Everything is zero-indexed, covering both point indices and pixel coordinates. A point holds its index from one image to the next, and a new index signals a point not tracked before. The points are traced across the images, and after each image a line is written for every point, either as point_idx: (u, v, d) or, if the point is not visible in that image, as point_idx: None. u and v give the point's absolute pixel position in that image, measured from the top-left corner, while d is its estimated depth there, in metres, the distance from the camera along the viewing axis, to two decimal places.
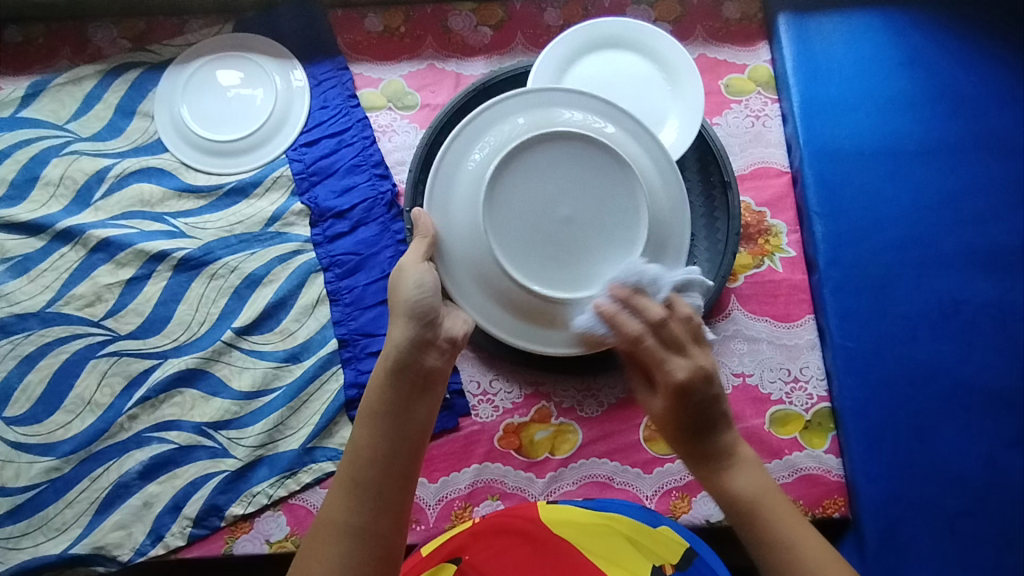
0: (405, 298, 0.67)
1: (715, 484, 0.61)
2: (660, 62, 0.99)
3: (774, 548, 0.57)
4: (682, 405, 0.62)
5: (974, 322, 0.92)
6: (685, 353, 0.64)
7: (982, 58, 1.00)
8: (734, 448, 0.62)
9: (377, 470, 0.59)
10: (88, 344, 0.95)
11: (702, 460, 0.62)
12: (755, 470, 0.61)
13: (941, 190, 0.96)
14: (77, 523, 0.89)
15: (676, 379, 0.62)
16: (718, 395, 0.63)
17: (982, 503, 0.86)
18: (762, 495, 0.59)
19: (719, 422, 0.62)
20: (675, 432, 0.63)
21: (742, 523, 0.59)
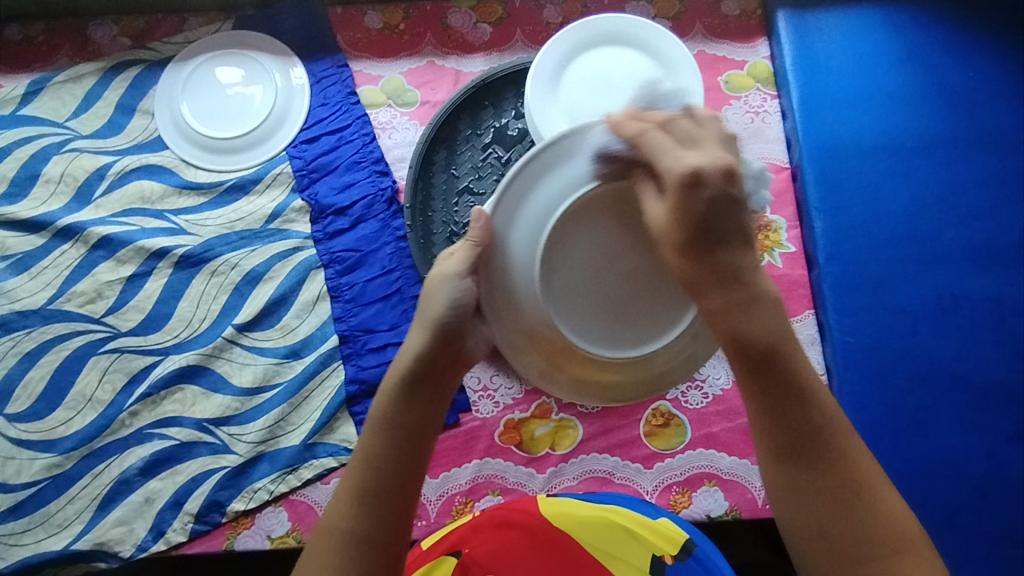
0: (434, 311, 0.58)
1: (726, 314, 0.52)
2: (660, 58, 0.99)
3: (790, 390, 0.52)
4: (694, 206, 0.50)
5: (974, 317, 0.92)
6: (695, 147, 0.53)
7: (981, 53, 1.00)
8: (750, 277, 0.52)
9: (389, 482, 0.55)
10: (89, 340, 0.95)
11: (711, 280, 0.51)
12: (764, 309, 0.52)
13: (940, 186, 0.97)
14: (78, 520, 0.89)
15: (686, 169, 0.50)
16: (739, 201, 0.51)
17: (983, 497, 0.86)
18: (779, 341, 0.52)
19: (732, 237, 0.52)
20: (681, 246, 0.51)
21: (756, 368, 0.52)
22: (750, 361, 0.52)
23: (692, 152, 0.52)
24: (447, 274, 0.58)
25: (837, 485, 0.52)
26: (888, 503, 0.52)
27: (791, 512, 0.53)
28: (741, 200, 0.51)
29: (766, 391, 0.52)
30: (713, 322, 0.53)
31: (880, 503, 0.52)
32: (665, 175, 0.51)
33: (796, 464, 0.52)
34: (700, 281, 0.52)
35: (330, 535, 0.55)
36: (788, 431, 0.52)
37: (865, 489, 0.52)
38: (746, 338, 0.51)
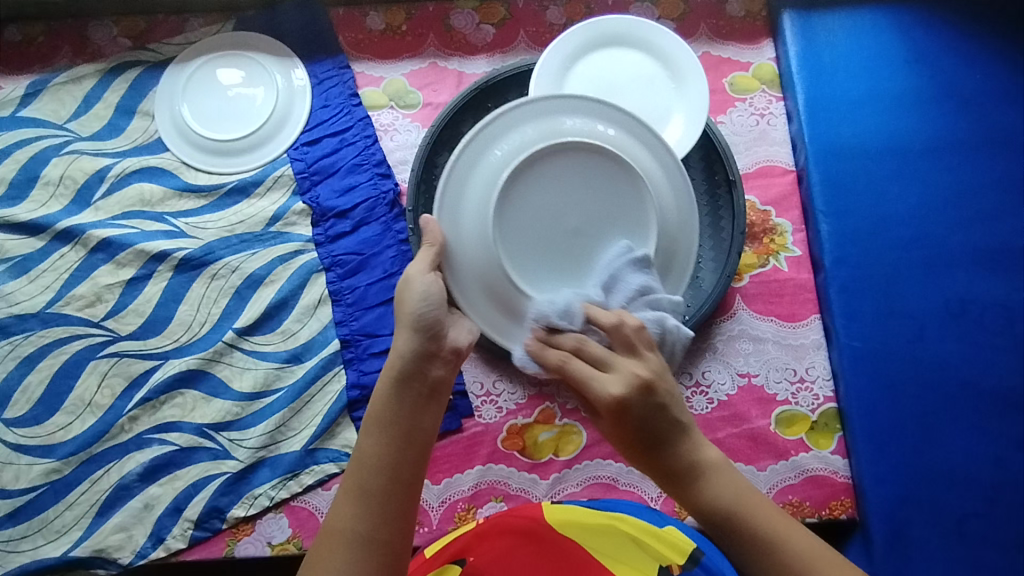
0: (411, 309, 0.62)
1: (685, 496, 0.62)
2: (664, 60, 0.98)
3: (764, 555, 0.59)
4: (627, 423, 0.61)
5: (982, 321, 0.91)
6: (633, 355, 0.62)
7: (988, 56, 0.99)
8: (699, 455, 0.62)
9: (384, 479, 0.58)
10: (88, 344, 0.94)
11: (669, 478, 0.62)
12: (726, 474, 0.62)
13: (947, 189, 0.96)
14: (77, 526, 0.88)
15: (612, 398, 0.60)
16: (665, 403, 0.61)
17: (991, 504, 0.85)
18: (737, 502, 0.61)
19: (667, 436, 0.61)
20: (638, 454, 0.63)
21: (727, 533, 0.61)
22: (717, 526, 0.61)
23: (611, 373, 0.61)
24: (415, 273, 0.65)
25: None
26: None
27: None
28: (669, 401, 0.61)
29: (751, 555, 0.60)
30: (686, 502, 0.62)
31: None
32: (598, 403, 0.61)
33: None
34: (662, 473, 0.62)
35: (331, 536, 0.57)
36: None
37: None
38: (707, 507, 0.61)
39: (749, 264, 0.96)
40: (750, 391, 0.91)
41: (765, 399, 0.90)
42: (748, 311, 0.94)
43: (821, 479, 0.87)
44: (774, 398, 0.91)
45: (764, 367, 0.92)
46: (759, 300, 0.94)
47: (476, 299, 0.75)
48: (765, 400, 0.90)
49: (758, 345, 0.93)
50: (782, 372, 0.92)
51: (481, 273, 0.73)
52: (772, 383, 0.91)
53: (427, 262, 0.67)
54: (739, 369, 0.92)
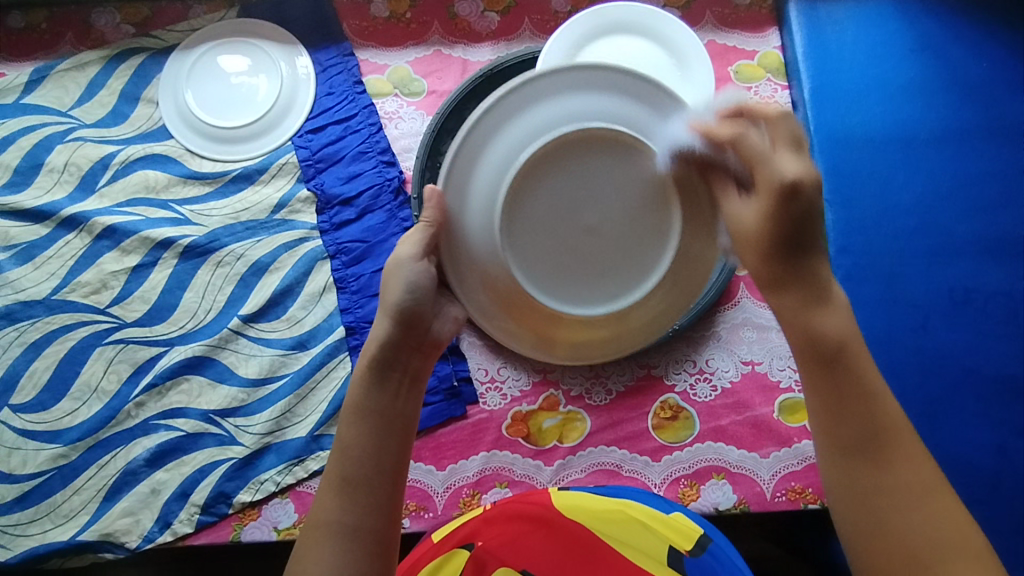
0: (392, 298, 0.58)
1: (799, 309, 0.55)
2: (669, 47, 0.98)
3: (846, 391, 0.52)
4: (786, 215, 0.54)
5: (986, 310, 0.91)
6: (789, 155, 0.56)
7: (993, 44, 0.99)
8: (828, 289, 0.55)
9: (368, 467, 0.55)
10: (94, 331, 0.94)
11: (794, 282, 0.55)
12: (846, 313, 0.55)
13: (953, 178, 0.96)
14: (84, 510, 0.88)
15: (787, 177, 0.53)
16: (818, 213, 0.55)
17: (994, 491, 0.85)
18: (847, 343, 0.53)
19: (814, 247, 0.55)
20: (764, 248, 0.55)
21: (821, 361, 0.53)
22: (818, 354, 0.53)
23: (790, 159, 0.55)
24: (403, 258, 0.59)
25: (894, 485, 0.50)
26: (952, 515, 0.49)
27: (848, 516, 0.51)
28: (819, 215, 0.55)
29: (836, 391, 0.52)
30: (791, 321, 0.55)
31: (945, 513, 0.49)
32: (762, 181, 0.55)
33: (862, 460, 0.51)
34: (783, 283, 0.55)
35: (315, 529, 0.54)
36: (853, 423, 0.51)
37: (930, 498, 0.50)
38: (818, 334, 0.53)
39: None
40: (754, 379, 0.91)
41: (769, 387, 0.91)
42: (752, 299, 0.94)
43: None
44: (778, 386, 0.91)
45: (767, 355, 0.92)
46: None
47: (471, 289, 0.63)
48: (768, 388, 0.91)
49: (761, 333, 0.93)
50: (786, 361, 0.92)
51: (480, 267, 0.62)
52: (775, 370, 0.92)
53: (418, 244, 0.60)
54: (742, 357, 0.92)
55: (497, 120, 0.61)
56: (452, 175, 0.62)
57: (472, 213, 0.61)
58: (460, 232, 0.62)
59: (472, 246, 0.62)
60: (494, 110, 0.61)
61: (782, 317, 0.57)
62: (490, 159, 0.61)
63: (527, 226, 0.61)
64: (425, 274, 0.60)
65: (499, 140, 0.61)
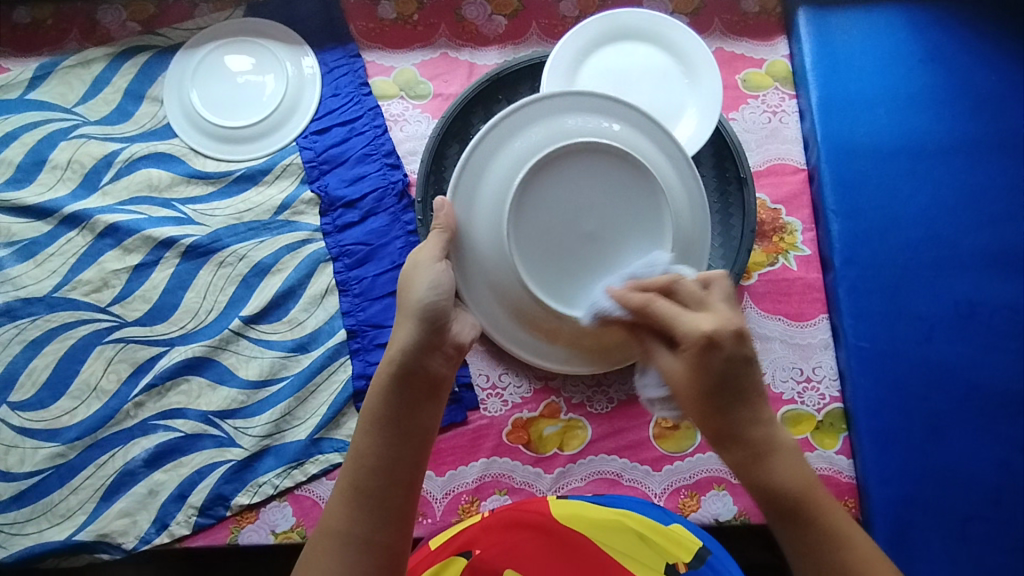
0: (417, 299, 0.64)
1: (752, 468, 0.56)
2: (677, 54, 0.97)
3: (818, 545, 0.55)
4: (710, 365, 0.56)
5: (991, 323, 0.91)
6: (704, 308, 0.60)
7: (1003, 56, 0.99)
8: (773, 431, 0.57)
9: (381, 479, 0.59)
10: (94, 330, 0.94)
11: (735, 449, 0.57)
12: (795, 458, 0.57)
13: (959, 190, 0.95)
14: (81, 510, 0.88)
15: (704, 332, 0.57)
16: (751, 358, 0.57)
17: (996, 506, 0.85)
18: (808, 491, 0.55)
19: (748, 394, 0.57)
20: (698, 402, 0.57)
21: (788, 515, 0.56)
22: (781, 511, 0.55)
23: (705, 316, 0.59)
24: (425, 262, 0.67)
25: None
26: None
27: None
28: (752, 357, 0.57)
29: (807, 546, 0.55)
30: (742, 477, 0.57)
31: None
32: (686, 336, 0.58)
33: None
34: (730, 436, 0.57)
35: (326, 534, 0.58)
36: None
37: None
38: (777, 488, 0.55)
39: (758, 262, 0.95)
40: None
41: (771, 398, 0.90)
42: (757, 309, 0.93)
43: (825, 479, 0.87)
44: (781, 397, 0.90)
45: (771, 366, 0.91)
46: (767, 299, 0.94)
47: (479, 293, 0.76)
48: (771, 399, 0.90)
49: (765, 344, 0.92)
50: (789, 372, 0.91)
51: (487, 273, 0.75)
52: (779, 382, 0.91)
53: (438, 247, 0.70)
54: None
55: (492, 144, 0.76)
56: (459, 189, 0.75)
57: (475, 226, 0.75)
58: (467, 241, 0.74)
59: (480, 249, 0.75)
60: (496, 129, 0.76)
61: (735, 471, 0.58)
62: (487, 182, 0.75)
63: (531, 226, 0.74)
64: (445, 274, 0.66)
65: (492, 166, 0.75)
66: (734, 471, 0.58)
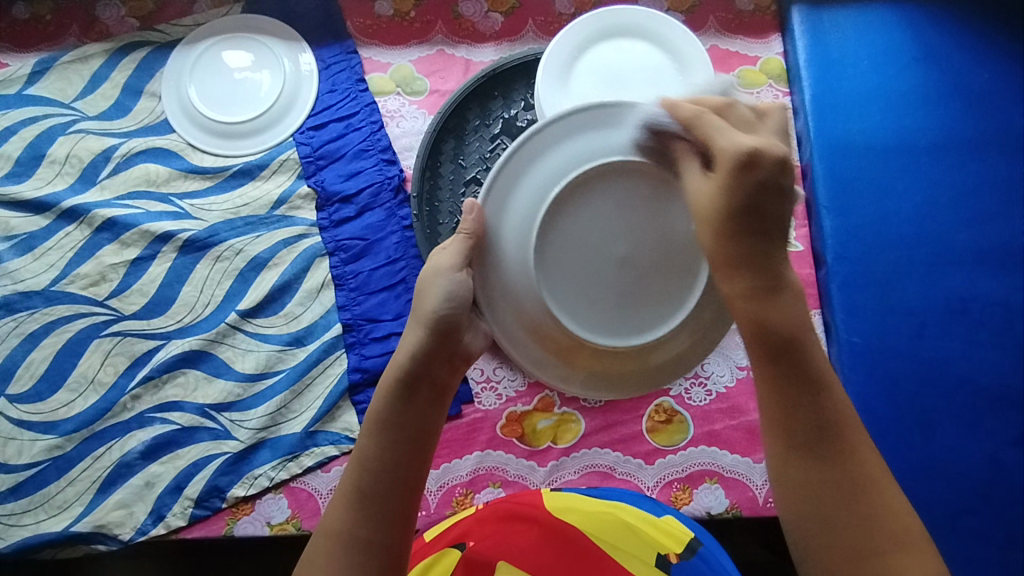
0: (430, 308, 0.59)
1: (758, 300, 0.53)
2: (672, 51, 0.98)
3: (793, 387, 0.54)
4: (744, 185, 0.52)
5: (982, 319, 0.91)
6: (753, 133, 0.56)
7: (995, 55, 0.99)
8: (784, 269, 0.54)
9: (385, 483, 0.58)
10: (91, 323, 0.95)
11: (751, 275, 0.53)
12: (799, 301, 0.54)
13: (952, 188, 0.96)
14: (78, 502, 0.89)
15: (744, 148, 0.52)
16: (788, 189, 0.53)
17: (986, 501, 0.85)
18: (799, 333, 0.54)
19: (773, 228, 0.53)
20: (722, 224, 0.53)
21: (775, 354, 0.54)
22: (771, 344, 0.53)
23: (744, 136, 0.54)
24: (442, 269, 0.59)
25: (841, 481, 0.53)
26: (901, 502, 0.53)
27: (791, 506, 0.54)
28: (790, 190, 0.53)
29: (785, 382, 0.54)
30: (740, 309, 0.54)
31: (886, 502, 0.53)
32: (719, 155, 0.53)
33: (804, 458, 0.53)
34: (738, 263, 0.53)
35: (329, 536, 0.57)
36: (800, 420, 0.53)
37: (874, 486, 0.53)
38: (772, 325, 0.53)
39: None
40: (750, 385, 0.91)
41: None
42: None
43: None
44: None
45: None
46: None
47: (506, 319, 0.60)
48: None
49: None
50: None
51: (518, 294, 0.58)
52: None
53: (458, 256, 0.59)
54: (738, 362, 0.92)
55: (547, 136, 0.58)
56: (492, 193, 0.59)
57: (508, 236, 0.59)
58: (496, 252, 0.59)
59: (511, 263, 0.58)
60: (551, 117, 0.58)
61: (733, 304, 0.54)
62: (527, 187, 0.58)
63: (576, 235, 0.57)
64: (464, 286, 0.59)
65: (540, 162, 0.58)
66: (731, 303, 0.55)
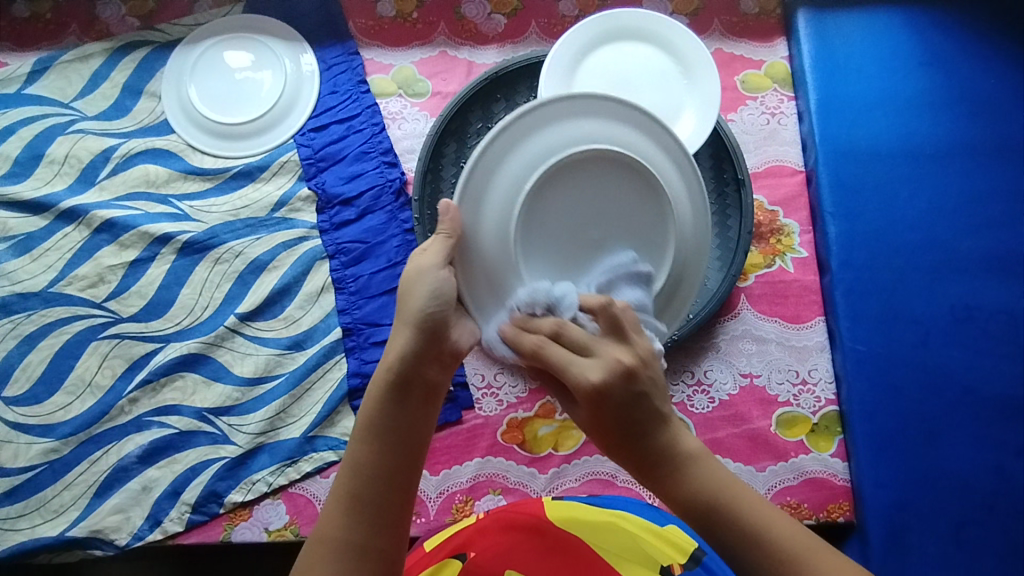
0: (417, 306, 0.55)
1: (668, 488, 0.53)
2: (676, 55, 0.97)
3: (743, 548, 0.52)
4: (605, 412, 0.52)
5: (987, 327, 0.91)
6: (591, 351, 0.53)
7: (1003, 60, 0.98)
8: (679, 445, 0.53)
9: (380, 489, 0.53)
10: (89, 325, 0.94)
11: (646, 468, 0.54)
12: (707, 464, 0.53)
13: (958, 194, 0.95)
14: (74, 506, 0.88)
15: (592, 386, 0.51)
16: (648, 392, 0.52)
17: (990, 511, 0.85)
18: (718, 499, 0.52)
19: (644, 424, 0.53)
20: (601, 437, 0.54)
21: (705, 522, 0.53)
22: (698, 518, 0.53)
23: (591, 360, 0.52)
24: (427, 267, 0.56)
25: None
26: None
27: None
28: (649, 388, 0.52)
29: (731, 547, 0.52)
30: (657, 491, 0.54)
31: None
32: (577, 391, 0.52)
33: None
34: (639, 464, 0.54)
35: (319, 549, 0.53)
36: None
37: None
38: (686, 501, 0.53)
39: (756, 264, 0.95)
40: (752, 392, 0.91)
41: (766, 400, 0.90)
42: (753, 311, 0.94)
43: (820, 482, 0.87)
44: (776, 400, 0.90)
45: (766, 368, 0.92)
46: (763, 301, 0.94)
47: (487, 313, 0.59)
48: (766, 401, 0.90)
49: (761, 346, 0.92)
50: (784, 374, 0.91)
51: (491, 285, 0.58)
52: (774, 384, 0.91)
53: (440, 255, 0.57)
54: (741, 369, 0.92)
55: (510, 141, 0.59)
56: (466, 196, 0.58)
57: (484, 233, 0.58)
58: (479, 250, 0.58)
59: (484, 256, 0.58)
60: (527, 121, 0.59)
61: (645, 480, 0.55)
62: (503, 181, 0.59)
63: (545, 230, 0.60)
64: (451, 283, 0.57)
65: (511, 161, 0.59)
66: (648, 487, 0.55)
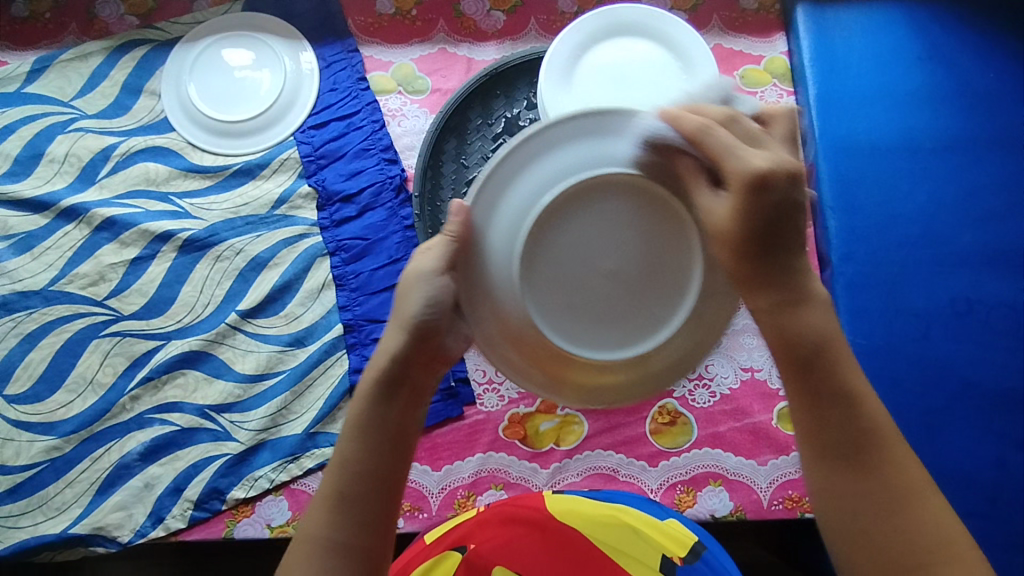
0: (408, 311, 0.53)
1: (782, 314, 0.50)
2: (676, 50, 0.97)
3: (829, 399, 0.50)
4: (758, 209, 0.47)
5: (988, 320, 0.91)
6: (757, 147, 0.50)
7: (1001, 54, 0.99)
8: (805, 282, 0.51)
9: (366, 485, 0.53)
10: (90, 323, 0.94)
11: (774, 289, 0.50)
12: (825, 309, 0.51)
13: (957, 188, 0.95)
14: (77, 504, 0.88)
15: (757, 171, 0.47)
16: (804, 206, 0.49)
17: (992, 503, 0.85)
18: (829, 344, 0.51)
19: (795, 247, 0.50)
20: (738, 246, 0.49)
21: (801, 365, 0.51)
22: (797, 359, 0.51)
23: (756, 152, 0.48)
24: (424, 271, 0.52)
25: (877, 491, 0.49)
26: (941, 506, 0.50)
27: (825, 516, 0.51)
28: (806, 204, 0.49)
29: (814, 392, 0.50)
30: (765, 323, 0.51)
31: (931, 506, 0.49)
32: (730, 176, 0.48)
33: (848, 467, 0.50)
34: (759, 283, 0.50)
35: (305, 540, 0.53)
36: (836, 432, 0.50)
37: (915, 495, 0.49)
38: (798, 336, 0.50)
39: None
40: (753, 386, 0.91)
41: (768, 394, 0.90)
42: None
43: None
44: (777, 393, 0.90)
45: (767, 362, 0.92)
46: None
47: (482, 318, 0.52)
48: (768, 395, 0.90)
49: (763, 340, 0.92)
50: None
51: (496, 304, 0.51)
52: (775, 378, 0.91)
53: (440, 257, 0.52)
54: (742, 364, 0.92)
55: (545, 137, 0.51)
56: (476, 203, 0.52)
57: (494, 241, 0.51)
58: (479, 261, 0.52)
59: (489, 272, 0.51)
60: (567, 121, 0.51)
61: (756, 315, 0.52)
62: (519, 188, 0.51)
63: (560, 257, 0.51)
64: (447, 291, 0.53)
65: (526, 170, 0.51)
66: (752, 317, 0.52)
